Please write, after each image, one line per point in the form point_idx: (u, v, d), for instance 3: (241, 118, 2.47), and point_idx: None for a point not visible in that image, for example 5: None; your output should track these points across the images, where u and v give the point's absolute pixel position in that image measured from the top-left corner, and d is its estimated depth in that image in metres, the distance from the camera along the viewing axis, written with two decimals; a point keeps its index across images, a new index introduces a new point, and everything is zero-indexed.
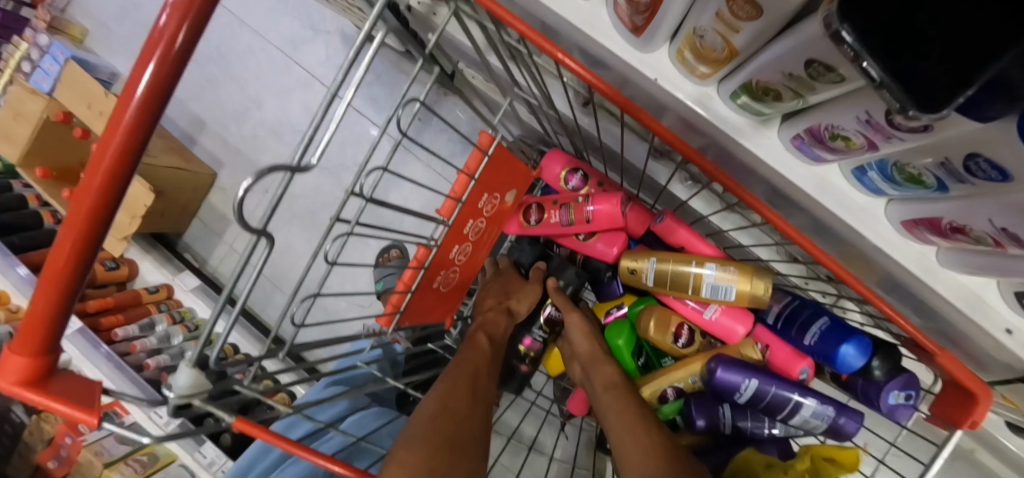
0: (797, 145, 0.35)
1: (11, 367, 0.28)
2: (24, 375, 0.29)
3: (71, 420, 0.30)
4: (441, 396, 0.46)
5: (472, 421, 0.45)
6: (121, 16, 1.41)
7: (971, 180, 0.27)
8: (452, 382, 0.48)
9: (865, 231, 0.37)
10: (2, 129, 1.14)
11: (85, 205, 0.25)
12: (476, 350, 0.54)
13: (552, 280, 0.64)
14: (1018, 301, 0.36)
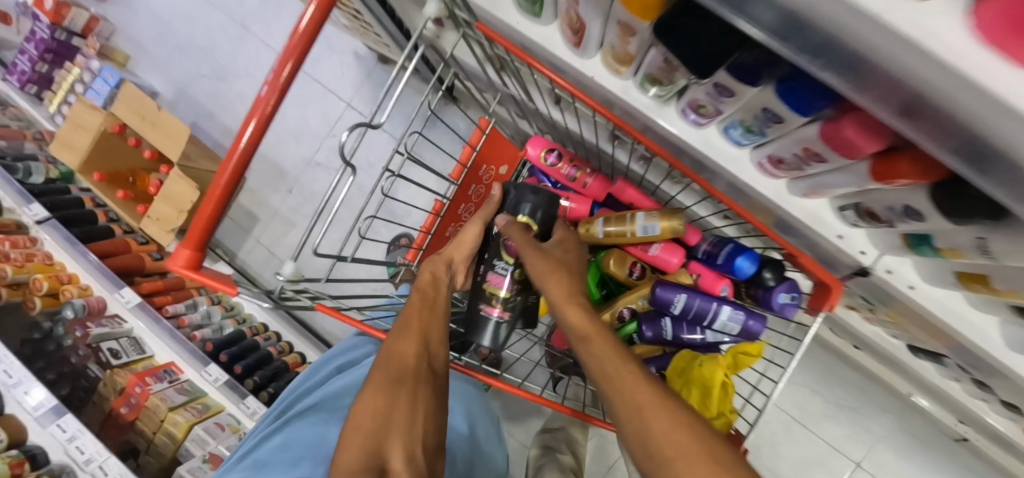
0: (684, 115, 0.54)
1: (182, 257, 0.49)
2: (190, 262, 0.49)
3: (219, 289, 0.51)
4: (394, 343, 0.55)
5: (421, 360, 0.54)
6: (159, 43, 1.61)
7: (770, 124, 0.45)
8: (402, 331, 0.56)
9: (737, 172, 0.56)
10: (63, 139, 1.30)
11: (243, 146, 0.47)
12: (427, 290, 0.63)
13: (503, 216, 0.68)
14: (840, 213, 0.54)
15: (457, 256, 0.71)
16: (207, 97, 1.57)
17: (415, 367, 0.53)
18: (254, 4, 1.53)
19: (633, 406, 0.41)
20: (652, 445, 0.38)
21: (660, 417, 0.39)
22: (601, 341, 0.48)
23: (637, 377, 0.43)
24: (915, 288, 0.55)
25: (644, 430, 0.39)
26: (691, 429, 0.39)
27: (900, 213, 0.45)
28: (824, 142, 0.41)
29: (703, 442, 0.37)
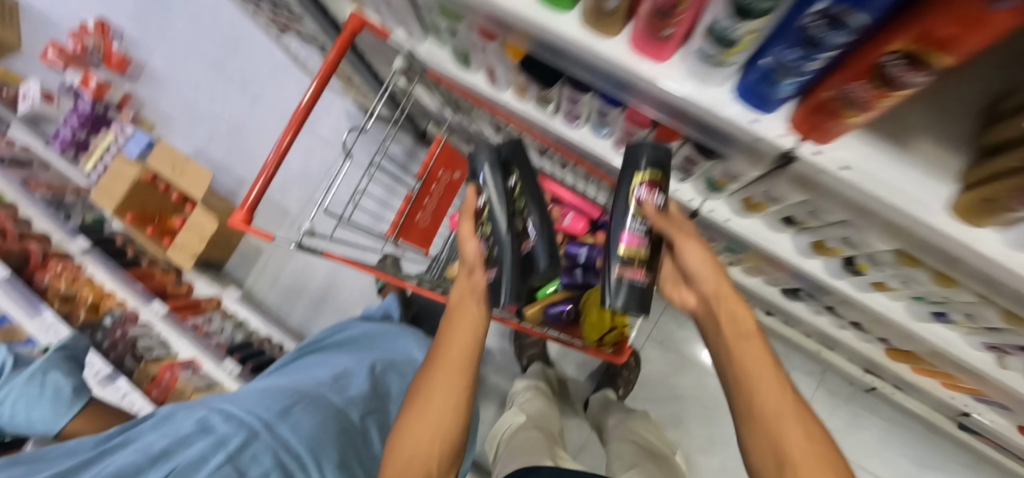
0: (567, 122, 0.87)
1: (240, 216, 0.79)
2: (245, 219, 0.79)
3: (259, 235, 0.79)
4: (437, 382, 0.68)
5: (455, 392, 0.68)
6: (184, 112, 1.93)
7: (605, 117, 0.77)
8: (440, 367, 0.69)
9: (604, 154, 0.88)
10: (104, 188, 1.53)
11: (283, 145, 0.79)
12: (460, 311, 0.74)
13: (471, 189, 0.79)
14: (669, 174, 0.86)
15: (467, 259, 0.77)
16: (223, 153, 1.88)
17: (450, 399, 0.67)
18: (266, 77, 1.88)
19: (760, 393, 0.56)
20: (772, 432, 0.55)
21: (784, 405, 0.56)
22: (727, 307, 0.62)
23: (762, 365, 0.57)
24: (729, 218, 0.86)
25: (764, 412, 0.56)
26: (794, 411, 0.56)
27: (689, 162, 0.76)
28: (629, 122, 0.73)
29: (801, 428, 0.55)
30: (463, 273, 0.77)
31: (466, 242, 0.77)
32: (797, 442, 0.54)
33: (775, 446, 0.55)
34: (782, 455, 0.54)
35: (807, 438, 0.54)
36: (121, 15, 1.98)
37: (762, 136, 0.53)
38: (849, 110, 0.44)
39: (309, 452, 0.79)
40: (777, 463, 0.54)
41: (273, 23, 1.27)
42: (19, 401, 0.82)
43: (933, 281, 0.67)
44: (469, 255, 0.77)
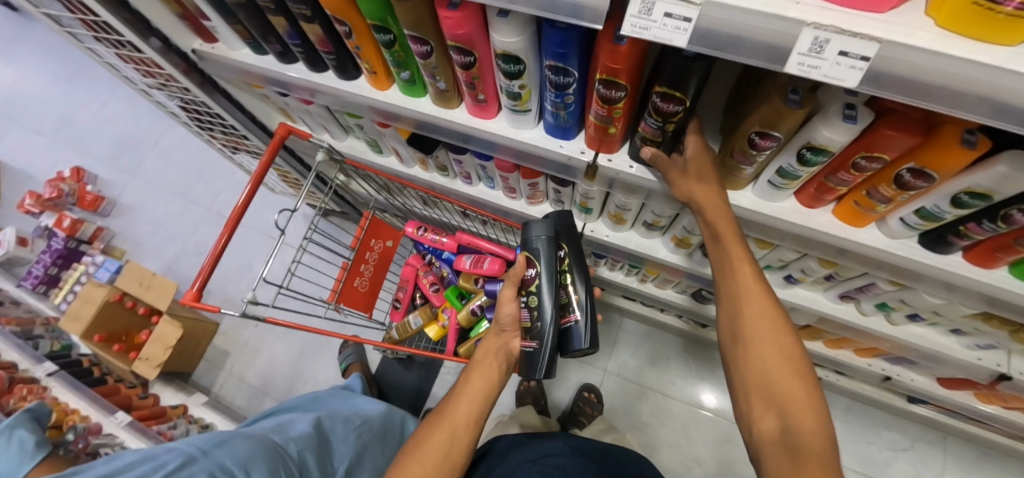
0: (464, 180, 1.06)
1: (190, 296, 0.92)
2: (193, 297, 0.92)
3: (207, 308, 0.93)
4: (447, 418, 0.72)
5: (463, 437, 0.70)
6: (151, 235, 2.07)
7: (486, 171, 0.96)
8: (456, 407, 0.73)
9: (499, 201, 1.06)
10: (72, 312, 1.61)
11: (226, 232, 0.98)
12: (486, 365, 0.80)
13: (521, 263, 0.85)
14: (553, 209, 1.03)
15: (502, 321, 0.86)
16: (190, 268, 1.99)
17: (452, 437, 0.70)
18: (228, 197, 2.09)
19: (752, 328, 0.56)
20: (759, 366, 0.55)
21: (778, 341, 0.55)
22: (729, 235, 0.61)
23: (753, 292, 0.58)
24: (609, 235, 1.01)
25: (755, 348, 0.55)
26: (786, 349, 0.54)
27: (558, 192, 0.93)
28: (500, 169, 0.90)
29: (791, 365, 0.53)
30: (492, 331, 0.87)
31: (505, 306, 0.85)
32: (785, 371, 0.53)
33: (759, 378, 0.54)
34: (768, 386, 0.53)
35: (796, 373, 0.53)
36: (97, 164, 2.23)
37: (570, 156, 0.72)
38: (603, 124, 0.63)
39: (239, 465, 0.72)
40: (763, 397, 0.53)
41: (224, 146, 1.49)
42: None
43: (756, 247, 0.83)
44: (505, 318, 0.86)
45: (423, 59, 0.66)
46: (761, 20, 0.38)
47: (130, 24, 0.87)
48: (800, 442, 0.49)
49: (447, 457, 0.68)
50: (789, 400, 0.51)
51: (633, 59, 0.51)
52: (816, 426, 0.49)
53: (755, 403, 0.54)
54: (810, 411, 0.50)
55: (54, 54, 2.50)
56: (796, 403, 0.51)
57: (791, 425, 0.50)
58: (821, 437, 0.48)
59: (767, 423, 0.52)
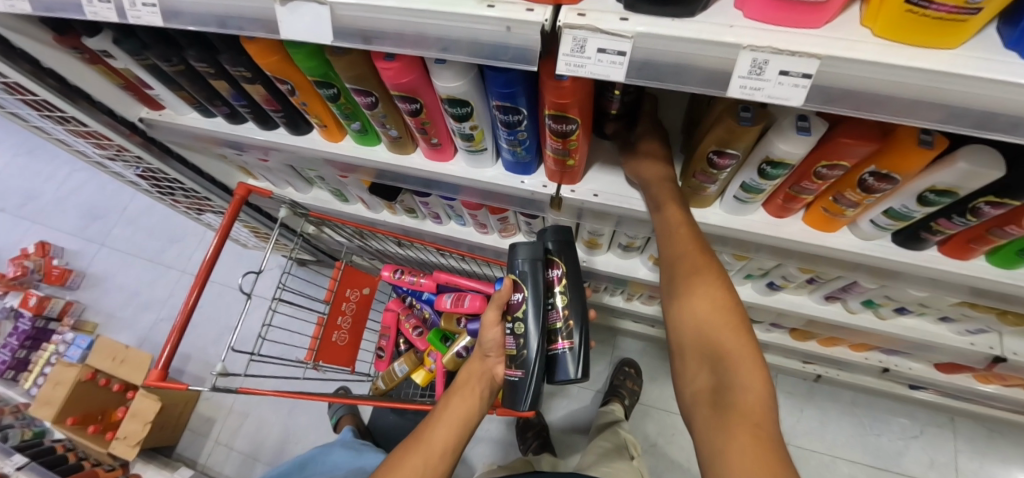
0: (435, 221, 1.03)
1: (154, 375, 0.87)
2: (158, 376, 0.87)
3: (173, 386, 0.87)
4: (423, 443, 0.71)
5: (436, 466, 0.69)
6: (124, 304, 1.99)
7: (455, 209, 0.94)
8: (431, 433, 0.73)
9: (471, 237, 1.04)
10: (42, 397, 1.53)
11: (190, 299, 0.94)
12: (465, 391, 0.79)
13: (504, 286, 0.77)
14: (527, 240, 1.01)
15: (486, 344, 0.82)
16: (167, 336, 1.91)
17: (426, 465, 0.68)
18: (201, 258, 2.03)
19: (692, 294, 0.52)
20: (699, 333, 0.50)
21: (714, 302, 0.50)
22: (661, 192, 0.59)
23: (692, 257, 0.54)
24: (587, 260, 0.98)
25: (693, 311, 0.51)
26: (724, 307, 0.50)
27: (529, 223, 0.91)
28: (468, 207, 0.89)
29: (731, 331, 0.48)
30: (477, 356, 0.84)
31: (489, 330, 0.80)
32: (722, 338, 0.48)
33: (701, 342, 0.50)
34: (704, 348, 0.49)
35: (734, 341, 0.48)
36: (63, 237, 2.15)
37: (533, 191, 0.70)
38: (562, 157, 0.62)
39: None
40: (701, 362, 0.49)
41: (189, 208, 1.45)
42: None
43: (733, 259, 0.81)
44: (489, 343, 0.82)
45: (369, 110, 0.64)
46: (698, 47, 0.37)
47: (71, 100, 0.84)
48: (737, 402, 0.44)
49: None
50: (725, 363, 0.47)
51: (579, 93, 0.49)
52: (751, 388, 0.45)
53: (691, 364, 0.51)
54: (747, 372, 0.45)
55: (11, 131, 2.45)
56: (732, 366, 0.46)
57: (725, 388, 0.46)
58: (756, 400, 0.44)
59: (701, 382, 0.49)
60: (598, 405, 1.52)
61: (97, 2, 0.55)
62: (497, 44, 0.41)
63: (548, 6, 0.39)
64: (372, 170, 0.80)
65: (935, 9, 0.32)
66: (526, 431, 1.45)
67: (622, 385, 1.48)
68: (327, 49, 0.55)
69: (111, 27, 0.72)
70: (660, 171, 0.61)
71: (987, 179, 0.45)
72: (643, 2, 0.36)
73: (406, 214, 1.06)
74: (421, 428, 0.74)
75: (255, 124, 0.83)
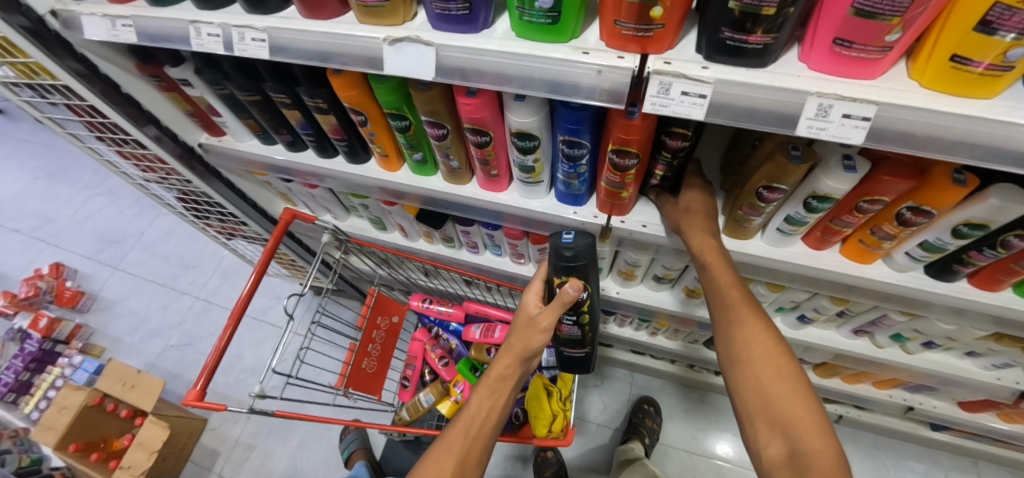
0: (473, 250, 1.07)
1: (193, 395, 0.87)
2: (196, 396, 0.86)
3: (211, 407, 0.86)
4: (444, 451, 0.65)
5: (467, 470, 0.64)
6: (134, 329, 1.96)
7: (495, 240, 0.98)
8: (450, 443, 0.66)
9: (505, 266, 1.07)
10: (45, 422, 1.48)
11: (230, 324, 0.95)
12: (493, 395, 0.69)
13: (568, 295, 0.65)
14: None
15: (529, 346, 0.70)
16: (175, 362, 1.87)
17: (461, 469, 0.64)
18: (216, 285, 2.04)
19: (742, 331, 0.57)
20: (752, 379, 0.54)
21: (765, 346, 0.55)
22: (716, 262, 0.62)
23: (738, 301, 0.59)
24: (619, 292, 1.02)
25: (747, 349, 0.56)
26: (770, 342, 0.56)
27: None
28: (509, 237, 0.93)
29: (790, 382, 0.52)
30: (517, 355, 0.70)
31: (538, 335, 0.69)
32: (781, 389, 0.52)
33: (759, 395, 0.53)
34: (769, 410, 0.52)
35: (794, 391, 0.52)
36: (77, 259, 2.16)
37: (583, 221, 0.75)
38: (617, 189, 0.67)
39: None
40: (768, 420, 0.52)
41: (219, 233, 1.47)
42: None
43: (767, 291, 0.85)
44: (534, 345, 0.69)
45: (438, 141, 0.70)
46: (771, 92, 0.42)
47: (139, 123, 0.89)
48: (803, 449, 0.47)
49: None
50: (793, 422, 0.50)
51: (645, 132, 0.55)
52: (817, 432, 0.48)
53: (760, 427, 0.52)
54: (815, 430, 0.49)
55: (38, 156, 2.51)
56: (801, 425, 0.49)
57: (797, 445, 0.48)
58: (829, 455, 0.46)
59: (773, 448, 0.50)
60: (618, 443, 1.50)
61: (205, 36, 0.61)
62: (585, 85, 0.47)
63: (637, 54, 0.46)
64: (423, 197, 0.85)
65: (976, 66, 0.37)
66: (545, 470, 1.41)
67: (642, 423, 1.46)
68: (411, 84, 0.61)
69: (194, 60, 0.79)
70: (699, 205, 0.66)
71: (1016, 214, 0.49)
72: (721, 54, 0.43)
73: (442, 243, 1.09)
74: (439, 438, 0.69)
75: (315, 152, 0.88)
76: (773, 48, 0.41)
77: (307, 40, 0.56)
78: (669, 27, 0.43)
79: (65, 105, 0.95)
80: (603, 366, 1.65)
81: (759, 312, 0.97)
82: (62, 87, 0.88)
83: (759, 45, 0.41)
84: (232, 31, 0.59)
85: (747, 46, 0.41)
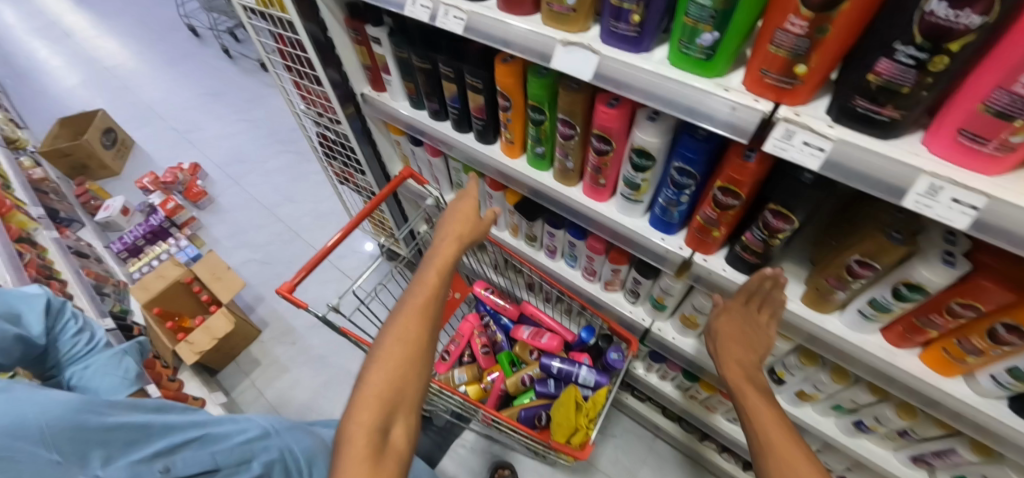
0: (548, 255, 1.16)
1: (285, 286, 0.99)
2: (288, 289, 0.99)
3: (295, 303, 0.98)
4: (402, 323, 0.68)
5: (417, 353, 0.67)
6: (232, 235, 2.24)
7: (574, 250, 1.06)
8: (399, 327, 0.68)
9: (574, 279, 1.14)
10: (144, 281, 1.74)
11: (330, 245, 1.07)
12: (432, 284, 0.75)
13: (784, 202, 0.62)
14: (624, 299, 1.09)
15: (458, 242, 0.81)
16: (252, 274, 2.10)
17: (410, 342, 0.67)
18: (308, 222, 2.26)
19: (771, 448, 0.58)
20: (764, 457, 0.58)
21: (778, 434, 0.60)
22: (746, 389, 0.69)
23: (774, 431, 0.60)
24: (674, 337, 1.04)
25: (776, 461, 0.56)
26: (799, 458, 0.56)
27: (637, 282, 0.99)
28: (590, 249, 1.00)
29: None
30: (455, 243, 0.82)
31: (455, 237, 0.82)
32: None
33: None
34: None
35: None
36: (210, 165, 2.53)
37: (668, 249, 0.81)
38: (710, 226, 0.72)
39: (305, 458, 0.79)
40: None
41: (335, 176, 1.69)
42: (100, 369, 0.80)
43: (831, 380, 0.84)
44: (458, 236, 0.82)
45: (564, 140, 0.80)
46: (889, 162, 0.47)
47: (326, 62, 1.09)
48: None
49: (411, 356, 0.66)
50: None
51: (755, 176, 0.61)
52: None
53: None
54: None
55: (212, 79, 3.01)
56: None
57: None
58: None
59: None
60: None
61: (419, 5, 0.77)
62: (719, 117, 0.54)
63: (771, 102, 0.53)
64: (529, 187, 0.95)
65: None
66: None
67: None
68: (564, 84, 0.72)
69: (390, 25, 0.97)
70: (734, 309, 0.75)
71: None
72: (849, 120, 0.49)
73: (525, 240, 1.18)
74: (391, 316, 0.71)
75: (452, 124, 1.02)
76: (900, 124, 0.46)
77: (499, 27, 0.69)
78: (809, 85, 0.49)
79: (277, 35, 1.19)
80: (626, 419, 1.62)
81: (813, 404, 0.95)
82: (285, 21, 1.11)
83: (887, 118, 0.46)
84: (441, 6, 0.74)
85: (875, 117, 0.47)
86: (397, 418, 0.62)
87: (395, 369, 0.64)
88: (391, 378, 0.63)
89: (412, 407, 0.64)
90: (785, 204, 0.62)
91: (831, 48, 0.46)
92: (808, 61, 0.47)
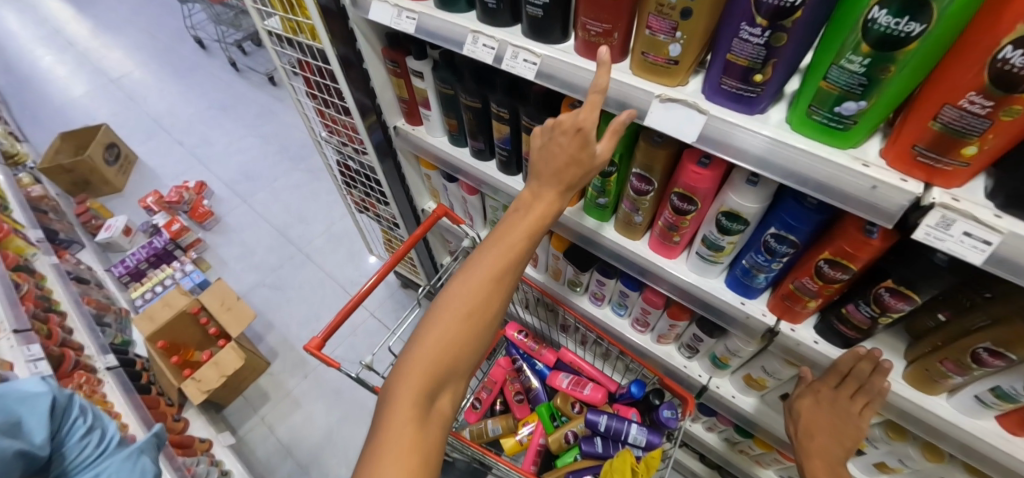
0: (592, 301, 1.08)
1: (314, 342, 0.91)
2: (317, 344, 0.91)
3: (326, 361, 0.89)
4: (471, 286, 0.58)
5: (479, 327, 0.58)
6: (240, 257, 2.15)
7: (626, 300, 0.99)
8: (466, 289, 0.58)
9: (620, 329, 1.06)
10: (148, 311, 1.63)
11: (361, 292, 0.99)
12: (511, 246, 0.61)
13: (907, 281, 0.54)
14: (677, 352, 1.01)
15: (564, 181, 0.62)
16: (260, 300, 2.00)
17: (472, 314, 0.57)
18: (320, 245, 2.17)
19: None
20: None
21: None
22: None
23: None
24: (734, 395, 0.96)
25: None
26: None
27: (698, 339, 0.91)
28: (646, 302, 0.92)
29: None
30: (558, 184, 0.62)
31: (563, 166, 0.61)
32: None
33: None
34: None
35: None
36: (217, 183, 2.44)
37: (750, 315, 0.73)
38: (805, 296, 0.65)
39: None
40: None
41: (355, 204, 1.61)
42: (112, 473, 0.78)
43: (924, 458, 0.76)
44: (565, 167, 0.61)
45: (636, 194, 0.73)
46: None
47: (359, 94, 1.02)
48: None
49: (471, 326, 0.57)
50: None
51: (877, 254, 0.53)
52: None
53: None
54: None
55: (220, 92, 2.93)
56: None
57: None
58: None
59: None
60: None
61: (480, 45, 0.70)
62: (854, 196, 0.48)
63: (920, 182, 0.46)
64: (584, 237, 0.87)
65: None
66: None
67: None
68: (646, 136, 0.65)
69: (434, 59, 0.90)
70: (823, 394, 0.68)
71: None
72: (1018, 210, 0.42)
73: (566, 285, 1.10)
74: (463, 270, 0.61)
75: (498, 166, 0.95)
76: None
77: (576, 76, 0.62)
78: (972, 167, 0.41)
79: (305, 64, 1.12)
80: None
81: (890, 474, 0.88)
82: (315, 49, 1.04)
83: None
84: (509, 48, 0.67)
85: None
86: (444, 391, 0.56)
87: (450, 339, 0.56)
88: (444, 350, 0.56)
89: (463, 378, 0.58)
90: (908, 284, 0.54)
91: (1009, 131, 0.37)
92: (979, 143, 0.39)
